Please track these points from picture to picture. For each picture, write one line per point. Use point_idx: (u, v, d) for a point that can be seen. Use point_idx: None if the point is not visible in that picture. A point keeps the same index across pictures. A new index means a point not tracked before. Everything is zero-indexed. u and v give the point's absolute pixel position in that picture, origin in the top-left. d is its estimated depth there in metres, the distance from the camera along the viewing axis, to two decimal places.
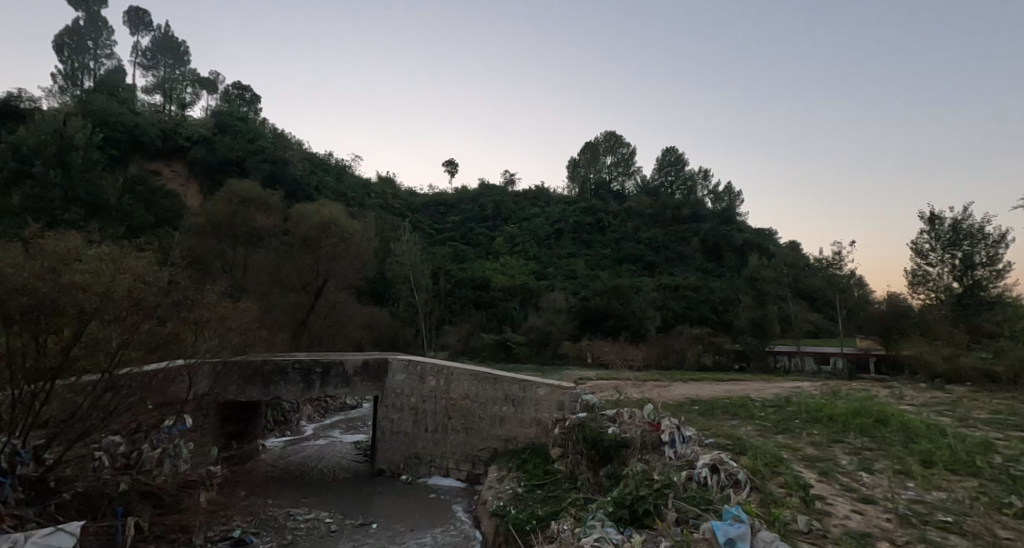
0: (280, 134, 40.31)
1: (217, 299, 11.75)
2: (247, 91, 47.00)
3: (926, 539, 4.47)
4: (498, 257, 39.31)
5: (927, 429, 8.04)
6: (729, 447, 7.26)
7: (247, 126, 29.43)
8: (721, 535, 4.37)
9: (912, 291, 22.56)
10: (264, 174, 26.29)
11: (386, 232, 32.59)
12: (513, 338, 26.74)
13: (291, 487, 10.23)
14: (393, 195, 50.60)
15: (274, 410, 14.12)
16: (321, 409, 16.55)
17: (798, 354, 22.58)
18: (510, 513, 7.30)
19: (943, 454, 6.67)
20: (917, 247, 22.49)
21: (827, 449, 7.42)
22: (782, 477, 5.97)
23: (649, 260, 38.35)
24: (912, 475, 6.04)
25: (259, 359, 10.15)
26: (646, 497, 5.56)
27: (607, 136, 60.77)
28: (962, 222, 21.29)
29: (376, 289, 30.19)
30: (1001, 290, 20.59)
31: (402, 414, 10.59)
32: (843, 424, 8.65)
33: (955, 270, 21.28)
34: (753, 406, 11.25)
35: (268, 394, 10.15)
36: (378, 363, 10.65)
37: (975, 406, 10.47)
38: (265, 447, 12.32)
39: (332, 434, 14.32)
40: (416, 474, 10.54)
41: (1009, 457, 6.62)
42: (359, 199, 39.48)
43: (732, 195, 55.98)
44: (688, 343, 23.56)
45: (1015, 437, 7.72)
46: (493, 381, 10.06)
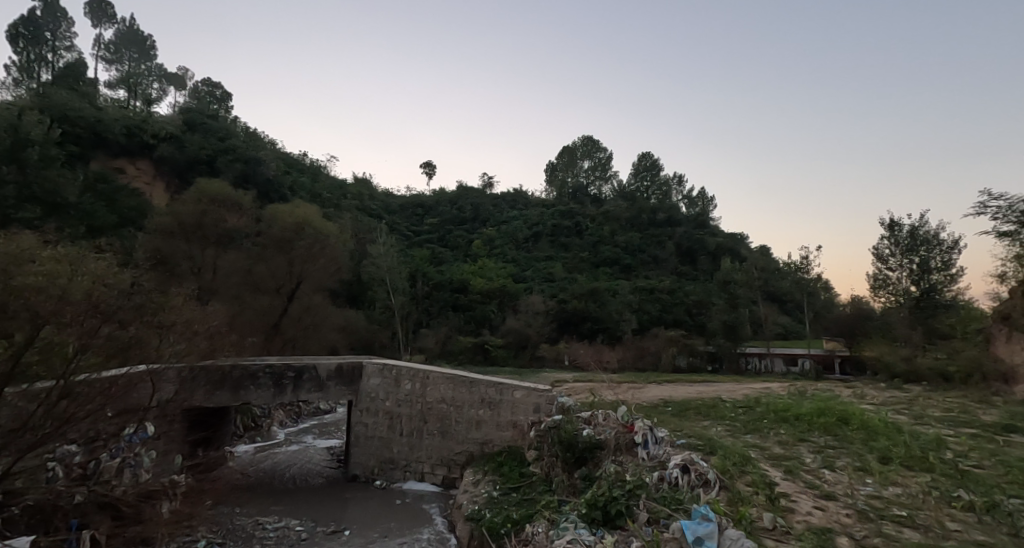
0: (253, 134, 39.52)
1: (184, 301, 11.47)
2: (218, 87, 46.04)
3: (881, 533, 4.64)
4: (476, 259, 39.28)
5: (885, 427, 8.37)
6: (700, 447, 7.41)
7: (218, 124, 28.75)
8: (690, 534, 4.46)
9: (874, 294, 23.41)
10: (235, 174, 25.69)
11: (362, 234, 32.24)
12: (490, 341, 26.81)
13: (262, 495, 10.00)
14: (370, 196, 50.10)
15: (243, 415, 13.81)
16: (294, 414, 16.23)
17: (767, 356, 23.52)
18: (486, 517, 7.29)
19: (899, 450, 6.95)
20: (878, 252, 23.31)
21: (792, 448, 7.64)
22: (749, 476, 6.12)
23: (626, 263, 38.87)
24: (871, 472, 6.26)
25: (228, 365, 9.90)
26: (619, 498, 5.64)
27: (585, 140, 61.50)
28: (919, 228, 22.20)
29: (352, 292, 29.80)
30: (955, 294, 21.57)
31: (377, 419, 10.49)
32: (807, 424, 8.92)
33: (913, 274, 22.12)
34: (725, 407, 11.51)
35: (238, 400, 9.91)
36: (352, 367, 10.53)
37: (932, 404, 10.91)
38: (234, 455, 12.03)
39: (305, 440, 14.08)
40: (391, 479, 10.44)
41: (959, 453, 6.94)
42: (335, 200, 38.96)
43: (705, 199, 57.22)
44: (663, 345, 23.99)
45: (966, 434, 8.09)
46: (469, 384, 10.03)
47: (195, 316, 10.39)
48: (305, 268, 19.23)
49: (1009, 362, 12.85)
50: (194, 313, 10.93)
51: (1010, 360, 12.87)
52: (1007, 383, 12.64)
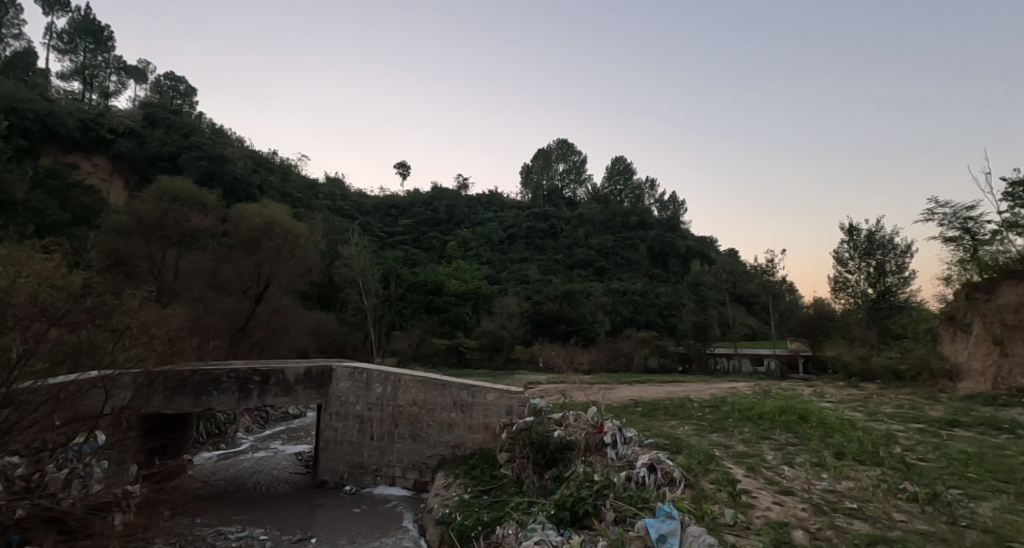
0: (218, 130, 38.45)
1: (140, 303, 11.07)
2: (182, 82, 44.87)
3: (834, 525, 4.82)
4: (451, 261, 39.11)
5: (840, 424, 8.71)
6: (666, 446, 7.55)
7: (181, 120, 27.96)
8: (654, 532, 4.55)
9: (834, 296, 24.40)
10: (200, 172, 24.94)
11: (333, 235, 31.73)
12: (465, 343, 26.68)
13: (224, 504, 9.70)
14: (342, 196, 49.30)
15: (207, 421, 13.39)
16: (260, 420, 15.82)
17: (735, 356, 23.71)
18: (456, 521, 7.25)
19: (853, 446, 7.23)
20: (838, 256, 24.25)
21: (755, 446, 7.86)
22: (712, 474, 6.27)
23: (599, 265, 39.25)
24: (826, 467, 6.50)
25: (188, 370, 9.60)
26: (586, 498, 5.71)
27: (559, 143, 61.96)
28: (876, 233, 23.33)
29: (324, 294, 29.28)
30: (908, 295, 22.61)
31: (346, 423, 10.30)
32: (771, 421, 9.18)
33: (870, 277, 23.11)
34: (693, 407, 11.73)
35: (199, 406, 9.61)
36: (321, 370, 10.30)
37: (884, 402, 11.38)
38: (196, 463, 11.64)
39: (272, 446, 13.73)
40: (360, 484, 10.27)
41: (906, 447, 7.26)
42: (306, 200, 38.23)
43: (676, 203, 58.42)
44: (636, 346, 24.39)
45: (914, 429, 8.49)
46: (442, 387, 9.96)
47: (153, 318, 10.04)
48: (274, 268, 18.84)
49: (953, 360, 13.54)
50: (152, 315, 10.56)
51: (956, 358, 13.54)
52: (953, 380, 13.27)
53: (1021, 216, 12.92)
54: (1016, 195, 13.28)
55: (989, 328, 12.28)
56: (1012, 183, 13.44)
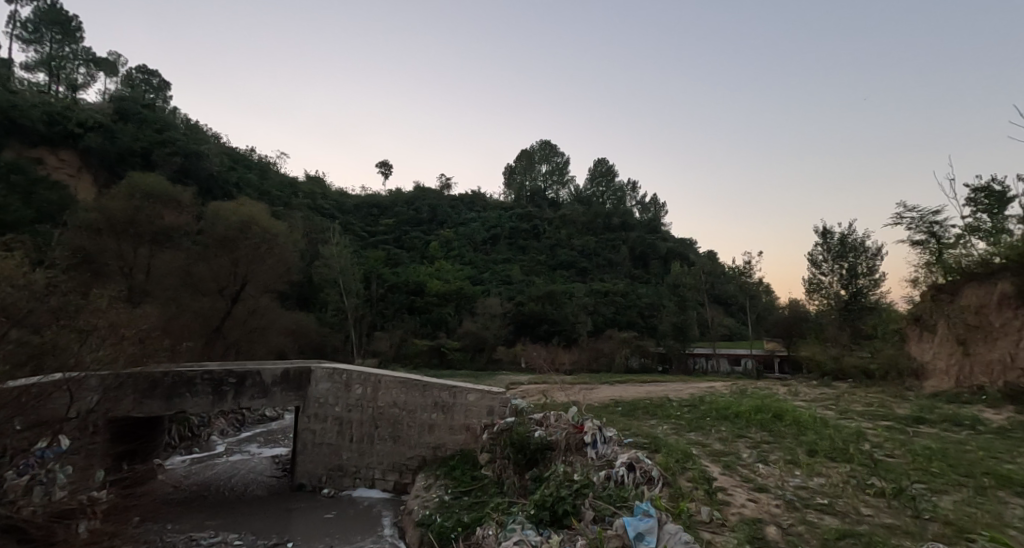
0: (194, 125, 37.65)
1: (109, 302, 10.75)
2: (155, 75, 43.80)
3: (805, 520, 4.94)
4: (434, 261, 38.90)
5: (813, 422, 8.92)
6: (645, 445, 7.64)
7: (154, 115, 27.31)
8: (631, 530, 4.61)
9: (809, 297, 24.99)
10: (174, 169, 24.38)
11: (313, 234, 31.37)
12: (446, 344, 26.60)
13: (197, 509, 9.49)
14: (322, 194, 48.62)
15: (180, 425, 13.12)
16: (236, 422, 15.52)
17: (714, 355, 24.10)
18: (435, 522, 7.22)
19: (825, 443, 7.42)
20: (813, 258, 24.90)
21: (731, 444, 8.01)
22: (689, 472, 6.37)
23: (582, 266, 39.47)
24: (799, 464, 6.66)
25: (159, 371, 9.35)
26: (566, 498, 5.76)
27: (543, 144, 62.25)
28: (848, 236, 23.98)
29: (303, 294, 28.85)
30: (878, 297, 23.25)
31: (325, 425, 10.16)
32: (746, 420, 9.37)
33: (843, 278, 23.70)
34: (671, 406, 11.89)
35: (171, 409, 9.37)
36: (299, 371, 10.15)
37: (855, 400, 11.70)
38: (167, 467, 11.36)
39: (248, 449, 13.47)
40: (339, 487, 10.14)
41: (875, 444, 7.47)
42: (285, 198, 37.69)
43: (658, 206, 59.12)
44: (617, 346, 24.65)
45: (883, 426, 8.75)
46: (422, 388, 9.92)
47: (122, 318, 9.76)
48: (251, 268, 18.53)
49: (920, 360, 13.96)
50: (121, 315, 10.29)
51: (922, 358, 13.97)
52: (919, 379, 13.70)
53: (983, 221, 13.41)
54: (978, 200, 13.77)
55: (953, 329, 12.67)
56: (975, 188, 13.94)
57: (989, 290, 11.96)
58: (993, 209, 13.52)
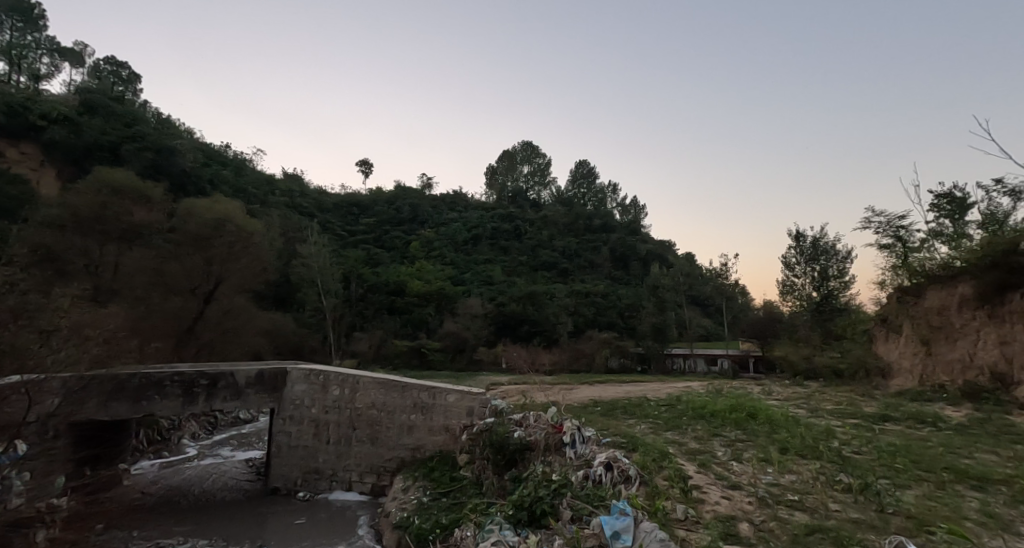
0: (166, 120, 36.75)
1: (73, 301, 10.40)
2: (123, 67, 42.51)
3: (777, 517, 5.05)
4: (415, 261, 38.62)
5: (785, 420, 9.14)
6: (624, 445, 7.72)
7: (122, 108, 26.51)
8: (608, 528, 4.67)
9: (783, 299, 25.65)
10: (144, 164, 23.75)
11: (290, 232, 30.88)
12: (427, 345, 26.44)
13: (165, 515, 9.23)
14: (301, 192, 47.91)
15: (148, 428, 12.76)
16: (208, 425, 15.16)
17: (691, 356, 24.41)
18: (414, 524, 7.17)
19: (796, 441, 7.60)
20: (786, 261, 25.55)
21: (707, 442, 8.15)
22: (666, 471, 6.45)
23: (563, 267, 39.66)
24: (772, 462, 6.80)
25: (126, 373, 9.08)
26: (544, 498, 5.78)
27: (524, 145, 62.38)
28: (820, 240, 24.63)
29: (280, 294, 28.32)
30: (849, 298, 23.93)
31: (301, 427, 10.00)
32: (722, 419, 9.54)
33: (815, 281, 24.39)
34: (649, 405, 12.04)
35: (139, 412, 9.11)
36: (275, 373, 9.98)
37: (826, 398, 12.03)
38: (134, 472, 11.03)
39: (221, 453, 13.19)
40: (315, 490, 9.98)
41: (844, 441, 7.68)
42: (261, 196, 37.04)
43: (638, 208, 59.77)
44: (597, 347, 24.85)
45: (851, 424, 9.01)
46: (402, 389, 9.85)
47: (86, 318, 9.46)
48: (225, 267, 18.20)
49: (887, 360, 14.43)
50: (85, 315, 9.98)
51: (888, 357, 14.45)
52: (886, 379, 14.16)
53: (945, 226, 13.94)
54: (942, 205, 14.30)
55: (917, 329, 13.14)
56: (938, 195, 14.45)
57: (950, 292, 12.41)
58: (954, 215, 14.07)
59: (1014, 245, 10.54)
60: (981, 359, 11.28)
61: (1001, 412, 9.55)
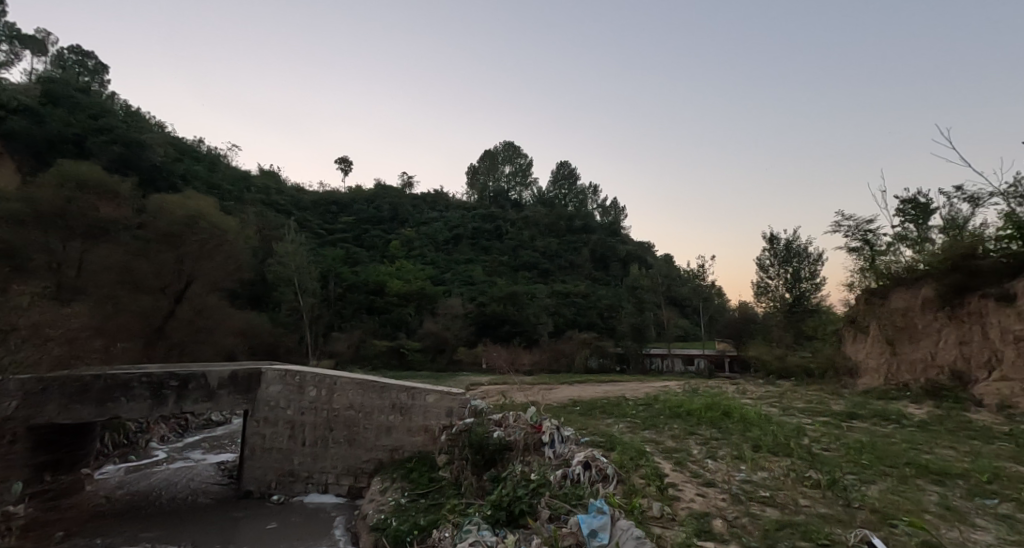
0: (136, 113, 35.76)
1: (34, 300, 10.02)
2: (90, 57, 41.43)
3: (749, 513, 5.18)
4: (395, 261, 38.33)
5: (758, 418, 9.36)
6: (601, 444, 7.81)
7: (89, 100, 25.70)
8: (585, 527, 4.73)
9: (757, 300, 26.23)
10: (111, 158, 23.05)
11: (266, 230, 30.33)
12: (406, 345, 26.26)
13: (132, 521, 8.97)
14: (278, 189, 47.11)
15: (114, 432, 12.40)
16: (178, 427, 14.80)
17: (669, 356, 24.74)
18: (391, 526, 7.12)
19: (768, 439, 7.79)
20: (761, 263, 26.12)
21: (683, 441, 8.29)
22: (643, 469, 6.55)
23: (544, 268, 39.82)
24: (745, 459, 6.96)
25: (91, 374, 8.80)
26: (522, 498, 5.82)
27: (506, 145, 62.44)
28: (793, 242, 25.22)
29: (255, 293, 27.79)
30: (820, 300, 24.59)
31: (275, 429, 9.84)
32: (697, 418, 9.72)
33: (788, 282, 24.99)
34: (627, 405, 12.20)
35: (104, 415, 8.83)
36: (249, 374, 9.79)
37: (797, 397, 12.36)
38: (98, 477, 10.69)
39: (192, 456, 12.88)
40: (290, 493, 9.83)
41: (814, 439, 7.91)
42: (236, 192, 36.30)
43: (618, 210, 60.37)
44: (577, 347, 25.03)
45: (821, 422, 9.28)
46: (380, 389, 9.77)
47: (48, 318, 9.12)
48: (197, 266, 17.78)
49: (855, 359, 14.86)
50: (47, 314, 9.63)
51: (855, 357, 14.91)
52: (853, 377, 14.61)
53: (910, 230, 14.43)
54: (907, 210, 14.82)
55: (882, 330, 13.59)
56: (903, 200, 14.96)
57: (913, 294, 12.85)
58: (918, 220, 14.58)
59: (973, 250, 11.16)
60: (942, 359, 11.72)
61: (960, 408, 9.95)
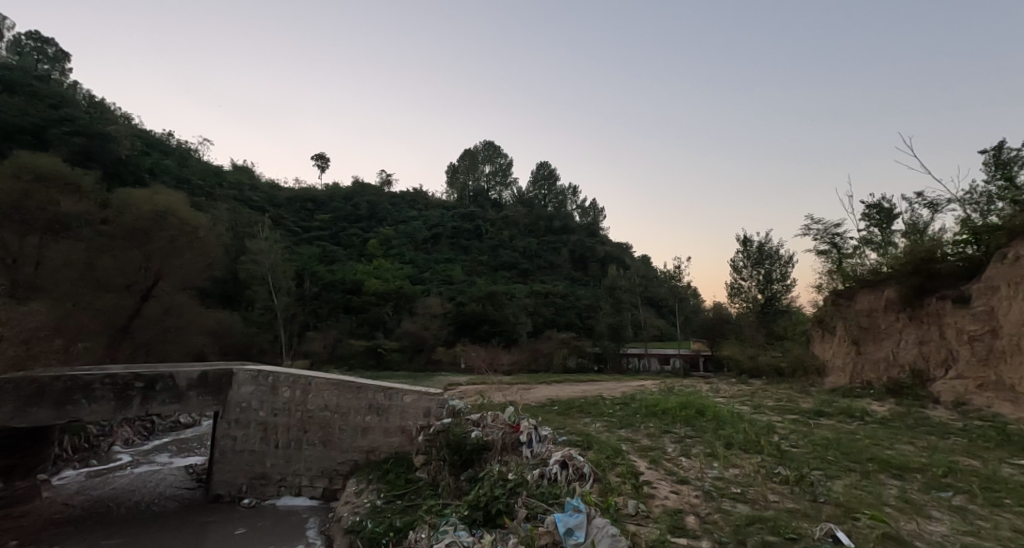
0: (100, 104, 34.58)
1: None
2: (50, 43, 39.99)
3: (721, 509, 5.30)
4: (372, 260, 37.92)
5: (730, 416, 9.58)
6: (578, 443, 7.89)
7: (49, 89, 24.76)
8: (562, 526, 4.76)
9: (731, 301, 26.80)
10: (73, 149, 22.23)
11: (239, 227, 29.69)
12: (383, 345, 26.04)
13: (92, 528, 8.69)
14: (252, 185, 46.14)
15: (73, 436, 12.00)
16: (144, 430, 14.39)
17: (646, 355, 25.07)
18: (366, 528, 7.07)
19: (740, 436, 7.98)
20: (734, 264, 26.67)
21: (658, 439, 8.43)
22: (619, 468, 6.63)
23: (523, 268, 39.92)
24: (717, 457, 7.11)
25: (49, 376, 8.50)
26: (499, 497, 5.84)
27: (486, 145, 62.37)
28: (765, 245, 25.82)
29: (227, 291, 27.17)
30: (790, 301, 25.25)
31: (247, 431, 9.66)
32: (672, 416, 9.89)
33: (760, 284, 25.58)
34: (604, 404, 12.34)
35: (63, 418, 8.55)
36: (220, 374, 9.58)
37: (768, 395, 12.69)
38: (56, 483, 10.33)
39: (158, 459, 12.54)
40: (261, 496, 9.64)
41: (783, 436, 8.13)
42: (207, 188, 35.42)
43: (597, 211, 60.89)
44: (556, 347, 25.19)
45: (790, 419, 9.55)
46: (356, 390, 9.68)
47: None
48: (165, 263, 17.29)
49: (822, 359, 15.32)
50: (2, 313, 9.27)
51: (823, 356, 15.37)
52: (821, 376, 15.07)
53: (874, 234, 14.94)
54: (872, 215, 15.33)
55: (848, 330, 14.04)
56: (869, 206, 15.48)
57: (878, 295, 13.27)
58: (882, 224, 15.10)
59: (932, 252, 11.51)
60: (903, 358, 12.17)
61: (919, 405, 10.36)
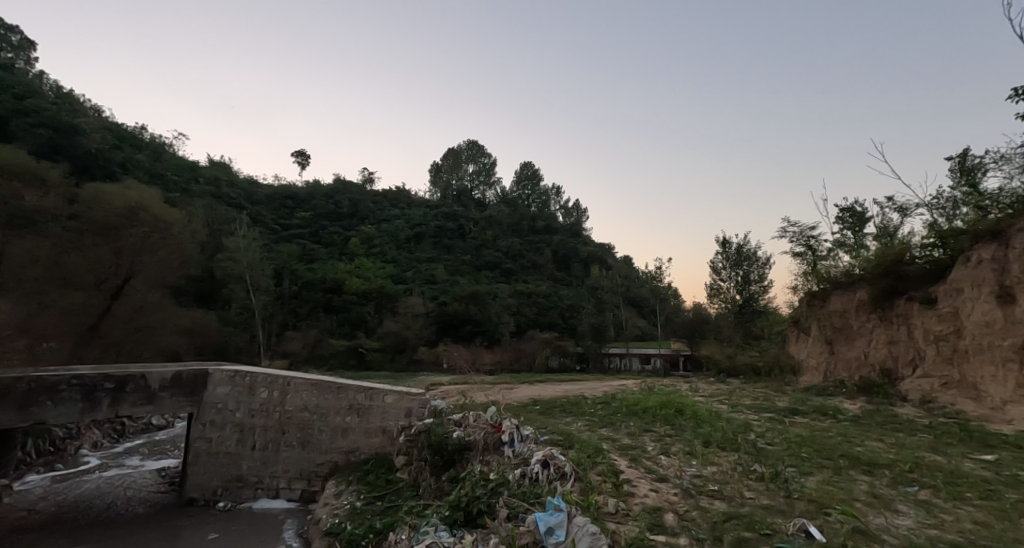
0: (70, 96, 33.58)
1: None
2: (15, 31, 38.66)
3: (699, 506, 5.40)
4: (353, 259, 37.54)
5: (709, 415, 9.74)
6: (560, 442, 7.94)
7: (14, 80, 23.96)
8: (543, 525, 4.78)
9: (710, 301, 27.20)
10: (40, 143, 21.54)
11: (216, 225, 29.12)
12: (365, 345, 25.81)
13: (57, 534, 8.45)
14: (230, 182, 45.30)
15: (37, 439, 11.65)
16: (114, 433, 14.01)
17: (627, 355, 25.30)
18: (346, 529, 7.01)
19: (718, 435, 8.12)
20: (714, 265, 27.07)
21: (639, 438, 8.52)
22: (600, 466, 6.70)
23: (506, 268, 39.95)
24: (696, 455, 7.22)
25: (14, 378, 8.24)
26: (480, 497, 5.85)
27: (469, 144, 62.24)
28: (744, 246, 26.27)
29: (203, 290, 26.63)
30: (768, 301, 25.74)
31: (223, 432, 9.50)
32: (652, 415, 10.01)
33: (738, 285, 26.01)
34: (585, 403, 12.43)
35: (28, 420, 8.30)
36: (194, 375, 9.40)
37: (745, 394, 12.94)
38: (19, 488, 10.02)
39: (128, 462, 12.24)
40: (237, 499, 9.48)
41: (759, 434, 8.29)
42: (183, 184, 34.67)
43: (580, 211, 61.22)
44: (538, 347, 25.26)
45: (766, 418, 9.75)
46: (336, 390, 9.59)
47: None
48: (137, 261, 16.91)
49: (797, 358, 15.67)
50: None
51: (798, 356, 15.71)
52: (796, 375, 15.42)
53: (847, 237, 15.33)
54: (846, 218, 15.71)
55: (822, 330, 14.38)
56: (842, 209, 15.87)
57: (850, 296, 13.61)
58: (855, 227, 15.50)
59: (901, 255, 11.85)
60: (874, 357, 12.53)
61: (889, 403, 10.67)
